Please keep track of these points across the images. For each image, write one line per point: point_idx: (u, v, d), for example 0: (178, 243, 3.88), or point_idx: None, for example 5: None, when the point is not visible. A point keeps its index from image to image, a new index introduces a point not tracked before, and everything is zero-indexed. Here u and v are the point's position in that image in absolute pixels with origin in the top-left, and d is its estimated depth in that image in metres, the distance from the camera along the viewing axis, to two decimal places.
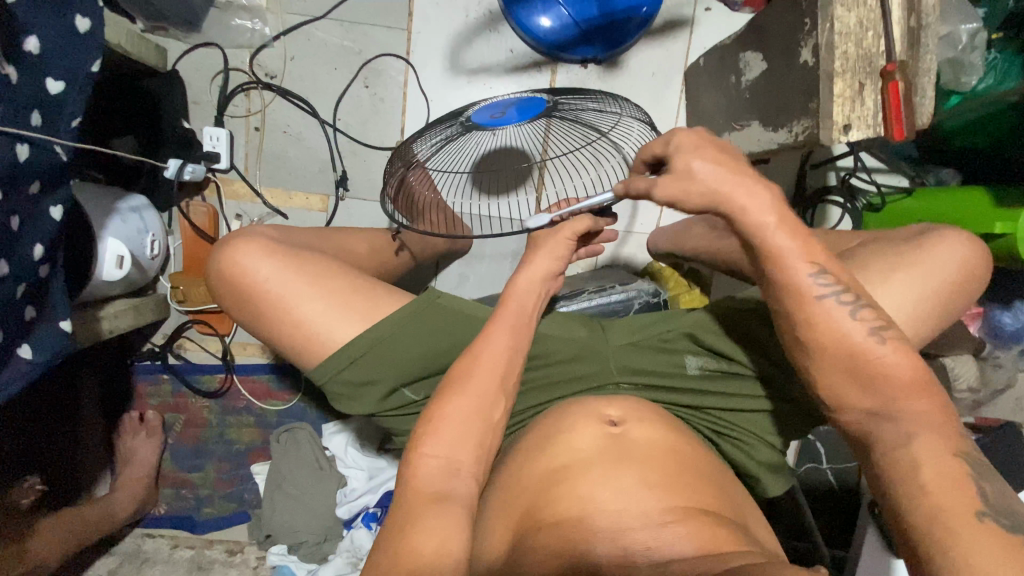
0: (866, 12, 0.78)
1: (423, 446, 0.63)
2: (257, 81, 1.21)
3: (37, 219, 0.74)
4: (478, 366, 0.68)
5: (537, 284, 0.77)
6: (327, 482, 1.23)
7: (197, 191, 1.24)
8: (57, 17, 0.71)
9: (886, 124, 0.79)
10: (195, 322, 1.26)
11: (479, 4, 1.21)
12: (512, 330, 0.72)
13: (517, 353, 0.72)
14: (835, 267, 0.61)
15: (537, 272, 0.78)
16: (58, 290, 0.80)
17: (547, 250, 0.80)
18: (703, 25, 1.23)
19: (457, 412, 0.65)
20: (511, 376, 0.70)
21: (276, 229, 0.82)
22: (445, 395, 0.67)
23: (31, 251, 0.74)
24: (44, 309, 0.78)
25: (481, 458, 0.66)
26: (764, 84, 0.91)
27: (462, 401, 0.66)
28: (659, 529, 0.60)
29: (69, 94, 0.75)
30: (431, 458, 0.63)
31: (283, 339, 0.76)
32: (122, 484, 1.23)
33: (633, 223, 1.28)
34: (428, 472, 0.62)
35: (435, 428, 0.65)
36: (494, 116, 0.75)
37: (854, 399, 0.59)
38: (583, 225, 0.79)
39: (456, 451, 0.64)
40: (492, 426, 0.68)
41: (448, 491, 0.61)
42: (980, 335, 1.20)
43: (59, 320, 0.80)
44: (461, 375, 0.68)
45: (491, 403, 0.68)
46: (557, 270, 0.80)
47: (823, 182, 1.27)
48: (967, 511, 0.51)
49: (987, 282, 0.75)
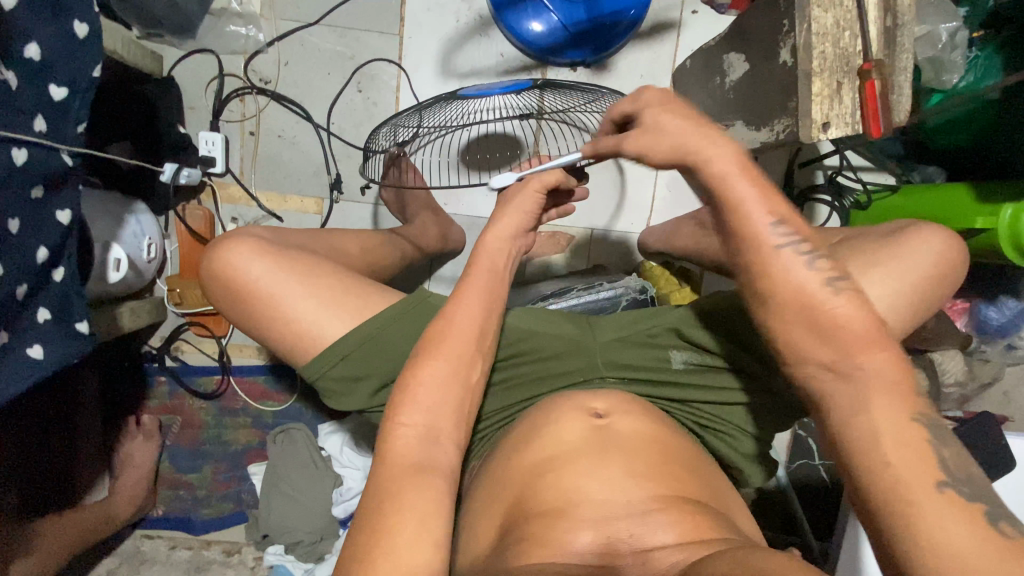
0: (843, 13, 0.80)
1: (401, 415, 0.64)
2: (251, 87, 1.23)
3: (44, 223, 0.76)
4: (452, 332, 0.69)
5: (505, 241, 0.76)
6: (322, 482, 1.24)
7: (193, 195, 1.26)
8: (55, 24, 0.73)
9: (864, 122, 0.81)
10: (191, 324, 1.28)
11: (469, 10, 1.24)
12: (486, 291, 0.73)
13: (491, 320, 0.72)
14: (809, 258, 0.63)
15: (506, 231, 0.76)
16: (78, 293, 0.82)
17: (514, 209, 0.76)
18: (690, 28, 1.25)
19: (434, 375, 0.66)
20: (488, 338, 0.72)
21: (269, 231, 0.83)
22: (420, 360, 0.67)
23: (33, 254, 0.74)
24: (61, 311, 0.80)
25: (461, 424, 0.67)
26: (748, 84, 0.93)
27: (440, 367, 0.67)
28: (642, 517, 0.61)
29: (73, 100, 0.77)
30: (410, 431, 0.63)
31: (275, 336, 0.77)
32: (121, 485, 1.24)
33: (617, 218, 1.29)
34: (410, 446, 0.62)
35: (412, 395, 0.65)
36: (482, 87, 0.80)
37: (817, 352, 0.62)
38: (554, 177, 0.76)
39: (438, 419, 0.65)
40: (472, 386, 0.69)
41: (429, 464, 0.62)
42: (968, 329, 1.23)
43: (76, 321, 0.82)
44: (436, 340, 0.69)
45: (468, 363, 0.69)
46: (526, 226, 0.78)
47: (811, 181, 1.29)
48: (912, 485, 0.52)
49: (964, 275, 0.77)
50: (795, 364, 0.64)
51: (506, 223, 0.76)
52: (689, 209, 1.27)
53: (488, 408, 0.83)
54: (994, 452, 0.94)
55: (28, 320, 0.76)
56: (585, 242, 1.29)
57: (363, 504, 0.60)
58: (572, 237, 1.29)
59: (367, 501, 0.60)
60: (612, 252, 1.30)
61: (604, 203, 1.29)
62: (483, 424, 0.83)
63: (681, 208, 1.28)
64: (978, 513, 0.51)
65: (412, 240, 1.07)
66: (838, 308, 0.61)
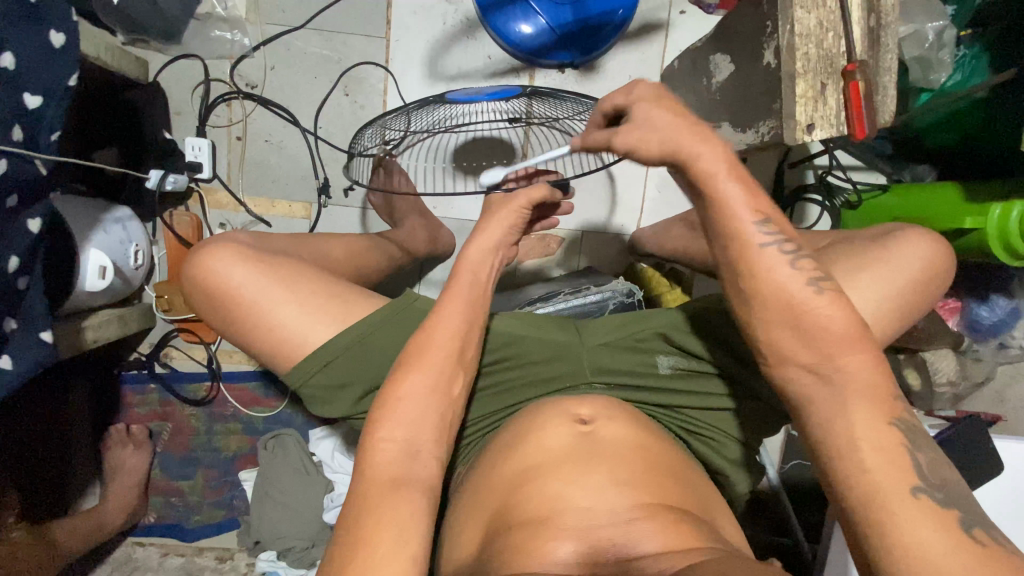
0: (826, 13, 0.79)
1: (381, 431, 0.64)
2: (238, 91, 1.22)
3: (13, 231, 0.75)
4: (434, 347, 0.69)
5: (487, 254, 0.77)
6: (314, 487, 1.24)
7: (180, 201, 1.25)
8: (31, 33, 0.73)
9: (848, 123, 0.80)
10: (180, 330, 1.26)
11: (455, 12, 1.23)
12: (468, 304, 0.73)
13: (472, 329, 0.72)
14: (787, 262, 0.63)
15: (488, 242, 0.77)
16: (41, 300, 0.80)
17: (498, 220, 0.77)
18: (678, 28, 1.25)
19: (415, 390, 0.66)
20: (468, 351, 0.71)
21: (251, 236, 0.83)
22: (401, 374, 0.67)
23: (2, 263, 0.74)
24: (25, 318, 0.79)
25: (443, 437, 0.67)
26: (734, 85, 0.93)
27: (420, 380, 0.67)
28: (625, 525, 0.61)
29: (48, 109, 0.76)
30: (391, 446, 0.63)
31: (256, 342, 0.77)
32: (112, 494, 1.24)
33: (612, 214, 1.28)
34: (389, 459, 0.62)
35: (392, 411, 0.65)
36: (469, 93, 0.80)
37: (798, 354, 0.62)
38: (539, 194, 0.77)
39: (418, 431, 0.65)
40: (452, 402, 0.69)
41: (409, 477, 0.62)
42: (959, 329, 1.22)
43: (40, 331, 0.80)
44: (417, 355, 0.68)
45: (449, 377, 0.69)
46: (506, 240, 0.79)
47: (801, 181, 1.28)
48: None
49: (950, 277, 0.77)
50: (777, 367, 0.64)
51: (491, 232, 0.77)
52: (679, 210, 1.27)
53: (473, 415, 0.82)
54: (983, 454, 0.94)
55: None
56: (575, 244, 1.28)
57: (345, 514, 0.60)
58: (563, 239, 1.28)
59: (351, 511, 0.60)
60: (603, 254, 1.29)
61: (599, 200, 1.28)
62: (467, 432, 0.82)
63: (671, 209, 1.28)
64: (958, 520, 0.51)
65: (401, 245, 1.07)
66: (819, 312, 0.61)
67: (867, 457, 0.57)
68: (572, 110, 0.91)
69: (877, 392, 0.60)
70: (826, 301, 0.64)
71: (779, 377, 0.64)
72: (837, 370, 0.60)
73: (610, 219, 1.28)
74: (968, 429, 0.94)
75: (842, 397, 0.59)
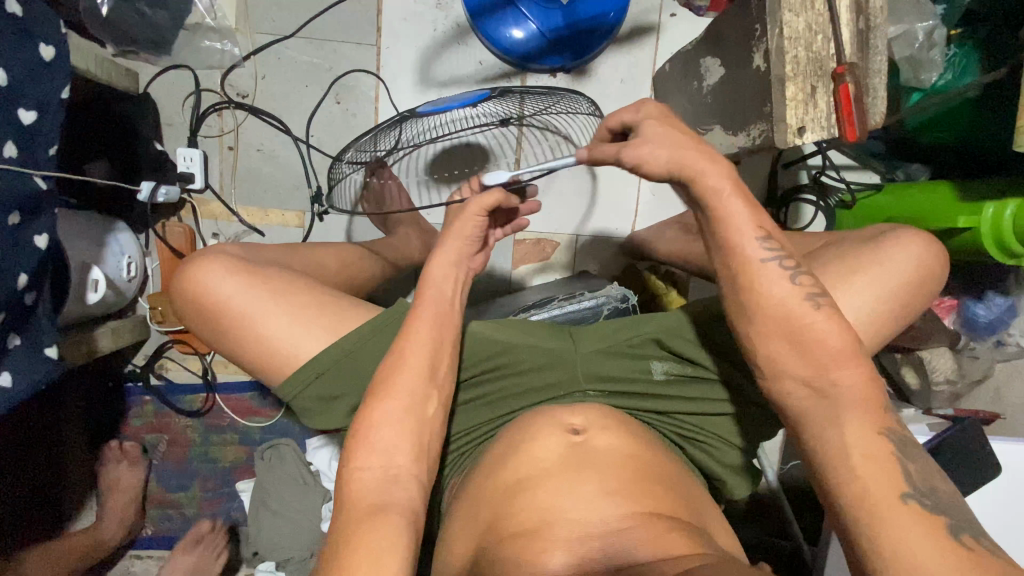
0: (815, 16, 0.79)
1: (357, 460, 0.65)
2: (229, 101, 1.22)
3: (23, 249, 0.75)
4: (403, 368, 0.69)
5: (450, 268, 0.76)
6: (312, 496, 1.23)
7: (173, 212, 1.25)
8: (18, 49, 0.72)
9: (839, 125, 0.80)
10: (174, 342, 1.25)
11: (446, 18, 1.23)
12: (436, 322, 0.72)
13: (441, 345, 0.72)
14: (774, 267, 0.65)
15: (447, 258, 0.76)
16: (45, 316, 0.81)
17: (456, 234, 0.76)
18: (668, 31, 1.25)
19: (390, 415, 0.66)
20: (440, 367, 0.71)
21: (241, 247, 0.82)
22: (375, 398, 0.67)
23: (14, 280, 0.73)
24: (30, 336, 0.79)
25: (420, 458, 0.67)
26: (725, 88, 0.93)
27: (393, 403, 0.67)
28: (617, 535, 0.61)
29: (43, 123, 0.76)
30: (367, 474, 0.64)
31: (250, 355, 0.76)
32: (108, 510, 1.22)
33: (594, 203, 1.27)
34: (365, 485, 0.63)
35: (366, 439, 0.65)
36: (438, 104, 0.82)
37: (796, 369, 0.63)
38: (493, 200, 0.75)
39: (393, 455, 0.65)
40: (427, 420, 0.69)
41: (386, 502, 0.62)
42: (956, 326, 1.21)
43: (43, 346, 0.80)
44: (389, 379, 0.68)
45: (423, 396, 0.68)
46: (468, 251, 0.78)
47: (795, 181, 1.29)
48: None
49: (944, 277, 0.77)
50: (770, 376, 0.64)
51: (458, 246, 0.76)
52: (672, 213, 1.27)
53: (465, 425, 0.82)
54: (979, 454, 0.94)
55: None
56: (570, 248, 1.28)
57: (341, 526, 0.60)
58: (557, 244, 1.28)
59: (346, 523, 0.60)
60: (598, 258, 1.29)
61: (581, 191, 1.27)
62: (457, 441, 0.82)
63: (665, 212, 1.28)
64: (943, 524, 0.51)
65: (394, 253, 1.07)
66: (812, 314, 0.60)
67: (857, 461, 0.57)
68: (546, 103, 0.92)
69: (867, 400, 0.61)
70: (810, 316, 0.64)
71: (775, 392, 0.65)
72: (829, 385, 0.62)
73: (592, 209, 1.28)
74: (967, 430, 0.94)
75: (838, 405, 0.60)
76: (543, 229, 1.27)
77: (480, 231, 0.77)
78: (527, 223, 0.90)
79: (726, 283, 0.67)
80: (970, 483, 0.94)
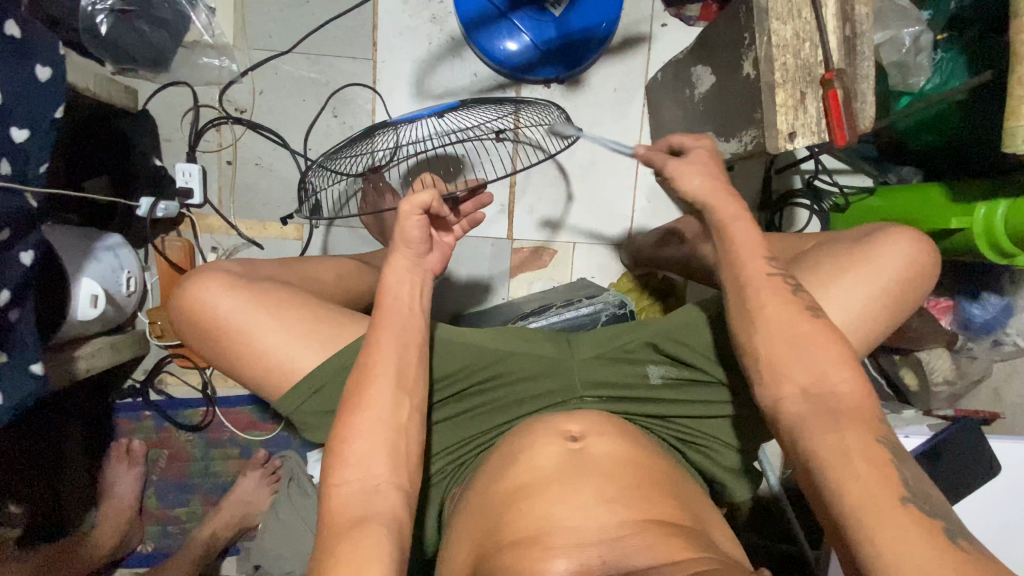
0: (802, 24, 0.81)
1: (334, 477, 0.64)
2: (226, 117, 1.23)
3: (6, 267, 0.75)
4: (374, 379, 0.68)
5: (409, 272, 0.75)
6: (310, 509, 1.20)
7: (171, 227, 1.25)
8: (16, 67, 0.73)
9: (829, 130, 0.81)
10: (174, 356, 1.26)
11: (441, 32, 1.25)
12: (400, 331, 0.72)
13: (411, 352, 0.72)
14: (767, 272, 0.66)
15: (401, 268, 0.75)
16: (31, 333, 0.79)
17: (399, 241, 0.74)
18: (659, 41, 1.27)
19: (366, 426, 0.66)
20: (410, 373, 0.71)
21: (240, 266, 0.82)
22: (350, 412, 0.67)
23: None
24: (13, 354, 0.77)
25: (400, 469, 0.67)
26: (716, 96, 0.95)
27: (366, 416, 0.67)
28: (616, 542, 0.60)
29: (34, 142, 0.76)
30: (348, 487, 0.64)
31: (248, 370, 0.77)
32: (104, 517, 1.23)
33: (572, 204, 1.28)
34: (349, 498, 0.63)
35: (339, 455, 0.65)
36: (412, 111, 0.80)
37: (801, 373, 0.65)
38: (423, 199, 0.72)
39: (371, 467, 0.65)
40: (403, 426, 0.68)
41: (370, 513, 0.62)
42: (952, 327, 1.22)
43: (31, 363, 0.79)
44: (361, 392, 0.68)
45: (393, 403, 0.68)
46: (419, 256, 0.76)
47: (789, 186, 1.30)
48: (866, 497, 0.55)
49: (936, 274, 0.77)
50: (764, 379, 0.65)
51: (406, 251, 0.75)
52: (669, 218, 1.29)
53: (463, 434, 0.82)
54: (978, 455, 0.94)
55: None
56: (568, 256, 1.29)
57: (337, 536, 0.60)
58: (556, 251, 1.29)
59: (341, 533, 0.60)
60: (596, 265, 1.30)
61: (558, 195, 1.27)
62: (454, 450, 0.82)
63: (661, 217, 1.30)
64: (927, 523, 0.53)
65: None
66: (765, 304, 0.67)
67: (854, 465, 0.57)
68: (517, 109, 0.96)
69: (857, 402, 0.62)
70: (813, 322, 0.67)
71: (774, 404, 0.66)
72: (834, 389, 0.63)
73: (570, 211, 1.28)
74: (966, 431, 0.94)
75: (830, 410, 0.61)
76: (540, 237, 1.28)
77: (423, 229, 0.74)
78: (482, 216, 0.92)
79: (733, 297, 0.71)
80: (971, 482, 0.94)
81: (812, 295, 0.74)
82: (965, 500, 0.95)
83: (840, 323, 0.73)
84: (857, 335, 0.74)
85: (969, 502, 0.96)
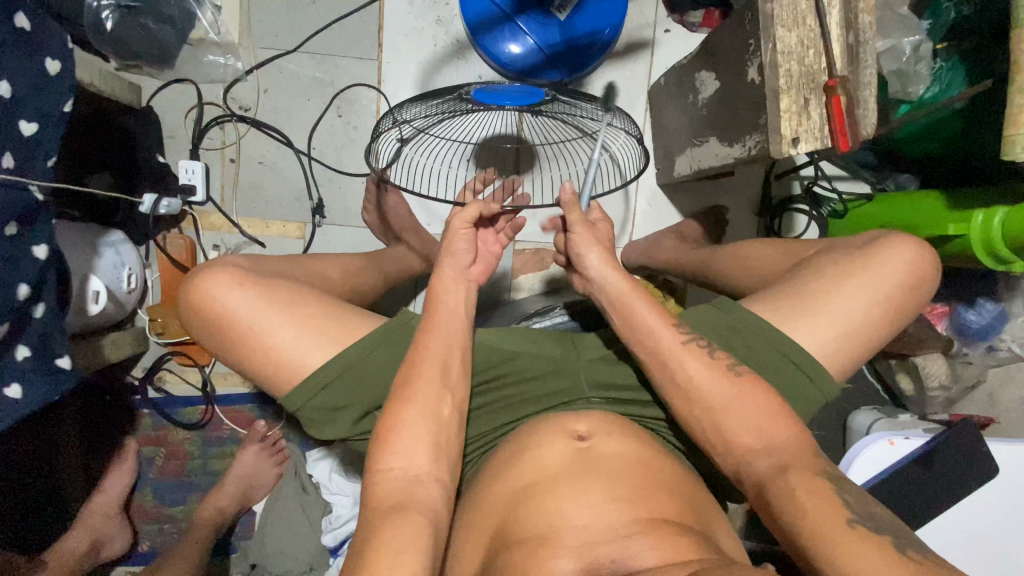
0: (806, 32, 0.82)
1: (382, 462, 0.65)
2: (231, 114, 1.23)
3: (22, 258, 0.74)
4: (421, 376, 0.68)
5: (460, 278, 0.78)
6: (313, 509, 1.21)
7: (173, 223, 1.25)
8: (25, 60, 0.73)
9: (831, 136, 0.83)
10: (173, 354, 1.26)
11: (446, 34, 1.26)
12: (445, 331, 0.73)
13: (457, 349, 0.73)
14: None
15: (453, 270, 0.78)
16: (60, 330, 0.81)
17: (448, 253, 0.79)
18: (662, 47, 1.28)
19: (412, 419, 0.66)
20: (453, 369, 0.71)
21: (246, 258, 0.83)
22: (398, 403, 0.67)
23: (14, 291, 0.72)
24: (46, 347, 0.78)
25: (440, 458, 0.67)
26: (719, 102, 0.97)
27: (412, 408, 0.67)
28: (623, 541, 0.61)
29: (45, 134, 0.77)
30: (391, 475, 0.64)
31: (255, 367, 0.77)
32: (88, 518, 1.19)
33: None
34: (392, 485, 0.63)
35: (386, 443, 0.66)
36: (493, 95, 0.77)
37: None
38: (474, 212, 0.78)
39: (413, 457, 0.65)
40: (445, 421, 0.68)
41: (408, 501, 0.62)
42: (948, 332, 1.23)
43: (58, 358, 0.80)
44: (409, 385, 0.68)
45: (437, 400, 0.68)
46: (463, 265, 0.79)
47: (788, 191, 1.32)
48: None
49: (938, 281, 0.79)
50: None
51: (453, 263, 0.78)
52: (669, 223, 1.31)
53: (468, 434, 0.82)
54: (976, 456, 0.95)
55: (7, 358, 0.74)
56: None
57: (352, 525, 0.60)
58: None
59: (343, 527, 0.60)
60: None
61: None
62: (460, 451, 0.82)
63: (663, 220, 1.32)
64: None
65: (397, 265, 1.06)
66: None
67: None
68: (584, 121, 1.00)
69: None
70: None
71: (747, 420, 0.67)
72: None
73: None
74: (964, 432, 0.96)
75: None
76: (542, 239, 1.29)
77: (471, 244, 0.79)
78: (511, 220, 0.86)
79: None
80: (960, 488, 0.96)
81: (814, 301, 0.76)
82: (927, 524, 0.96)
83: (842, 328, 0.74)
84: (859, 341, 0.75)
85: (950, 514, 0.97)
